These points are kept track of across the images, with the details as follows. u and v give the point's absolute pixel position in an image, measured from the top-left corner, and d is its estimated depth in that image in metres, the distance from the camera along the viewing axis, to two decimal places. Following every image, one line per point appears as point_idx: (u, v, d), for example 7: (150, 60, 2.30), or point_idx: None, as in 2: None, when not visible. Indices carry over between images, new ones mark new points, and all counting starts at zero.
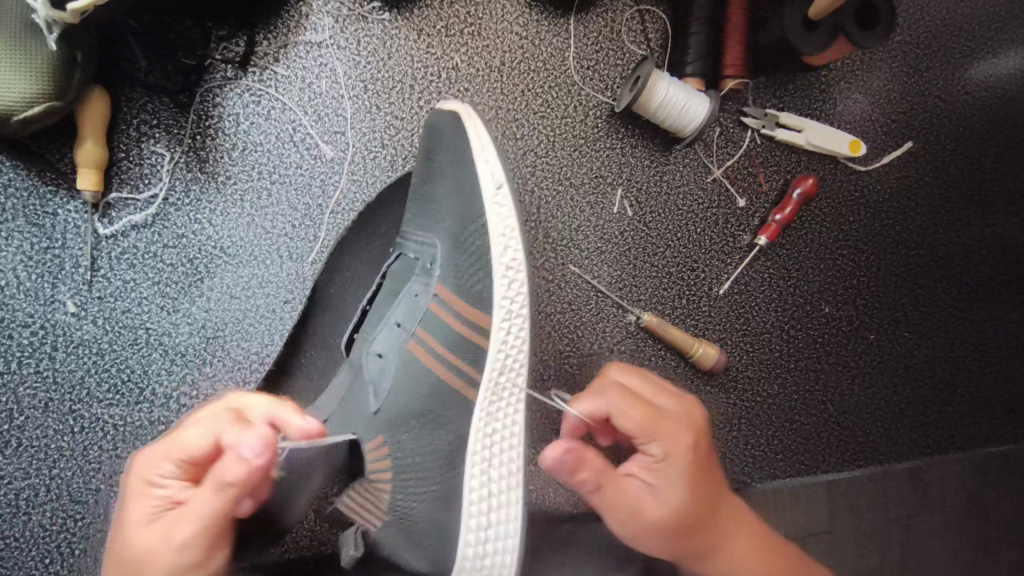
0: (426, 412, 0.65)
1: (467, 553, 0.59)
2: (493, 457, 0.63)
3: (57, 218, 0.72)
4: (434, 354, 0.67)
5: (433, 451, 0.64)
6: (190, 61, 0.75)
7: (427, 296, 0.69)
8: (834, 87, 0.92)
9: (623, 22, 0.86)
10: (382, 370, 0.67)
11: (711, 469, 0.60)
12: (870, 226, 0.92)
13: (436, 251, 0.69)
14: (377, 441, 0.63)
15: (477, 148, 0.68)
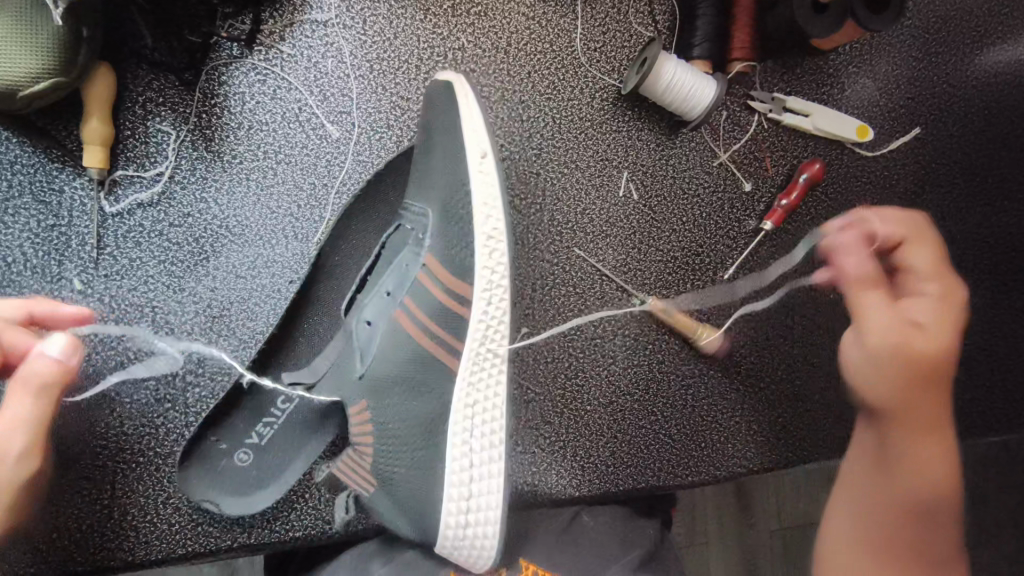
0: (409, 376, 0.67)
1: (448, 527, 0.64)
2: (473, 428, 0.66)
3: (63, 196, 0.73)
4: (422, 320, 0.66)
5: (416, 417, 0.67)
6: (195, 38, 0.74)
7: (416, 263, 0.70)
8: (842, 71, 0.91)
9: (631, 4, 0.86)
10: (371, 336, 0.69)
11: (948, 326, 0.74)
12: (875, 212, 0.92)
13: (427, 220, 0.69)
14: (363, 405, 0.66)
15: (465, 116, 0.68)
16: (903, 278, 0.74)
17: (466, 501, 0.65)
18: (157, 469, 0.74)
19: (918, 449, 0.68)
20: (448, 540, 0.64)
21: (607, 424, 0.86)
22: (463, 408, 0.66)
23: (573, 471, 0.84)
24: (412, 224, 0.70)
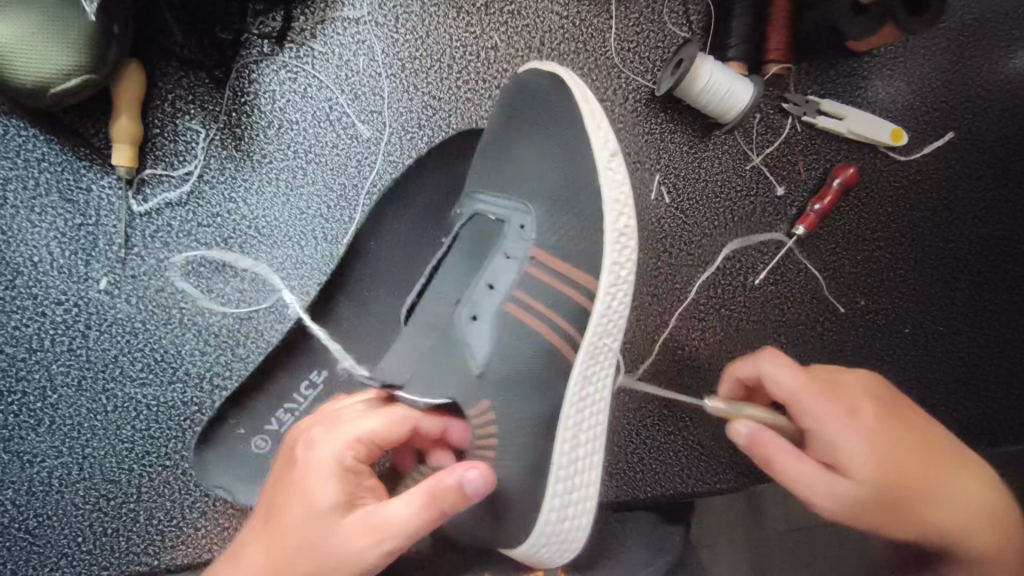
0: (528, 373, 0.65)
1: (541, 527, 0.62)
2: (580, 430, 0.65)
3: (91, 195, 0.71)
4: (531, 313, 0.66)
5: (528, 417, 0.64)
6: (226, 35, 0.73)
7: (520, 258, 0.67)
8: (877, 74, 0.90)
9: (665, 4, 0.84)
10: (471, 332, 0.65)
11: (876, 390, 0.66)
12: (909, 218, 0.90)
13: (529, 215, 0.68)
14: (484, 404, 0.62)
15: (582, 108, 0.68)
16: (844, 372, 0.62)
17: (567, 496, 0.64)
18: (183, 473, 0.73)
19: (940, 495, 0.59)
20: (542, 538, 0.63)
21: (635, 431, 0.85)
22: (575, 399, 0.65)
23: (600, 477, 0.83)
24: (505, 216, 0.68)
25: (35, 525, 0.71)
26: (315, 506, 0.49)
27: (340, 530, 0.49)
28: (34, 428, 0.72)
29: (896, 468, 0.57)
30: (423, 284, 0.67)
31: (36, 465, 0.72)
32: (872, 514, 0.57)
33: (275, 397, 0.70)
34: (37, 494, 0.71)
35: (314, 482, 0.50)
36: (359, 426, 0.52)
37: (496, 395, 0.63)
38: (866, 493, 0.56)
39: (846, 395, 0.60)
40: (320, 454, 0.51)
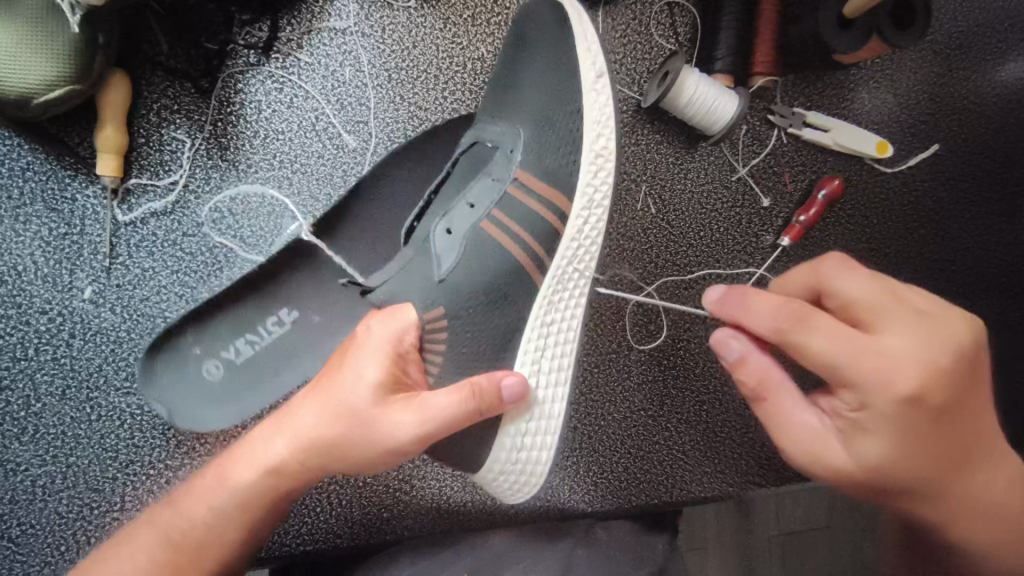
0: (495, 290, 0.66)
1: (505, 441, 0.67)
2: (545, 345, 0.69)
3: (75, 204, 0.71)
4: (509, 236, 0.67)
5: (492, 333, 0.66)
6: (212, 45, 0.73)
7: (504, 179, 0.68)
8: (862, 86, 0.90)
9: (652, 16, 0.85)
10: (450, 248, 0.65)
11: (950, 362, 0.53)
12: (893, 229, 0.91)
13: (519, 139, 0.69)
14: (440, 312, 0.63)
15: (578, 36, 0.71)
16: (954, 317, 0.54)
17: (526, 424, 0.67)
18: (167, 481, 0.73)
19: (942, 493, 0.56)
20: (498, 464, 0.67)
21: (619, 440, 0.85)
22: (538, 328, 0.69)
23: (583, 486, 0.84)
24: (496, 142, 0.70)
25: (19, 533, 0.72)
26: (363, 383, 0.58)
27: (384, 404, 0.58)
28: (17, 437, 0.72)
29: (950, 446, 0.54)
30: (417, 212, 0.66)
31: (20, 473, 0.72)
32: (916, 417, 0.52)
33: (236, 321, 0.71)
34: (21, 503, 0.72)
35: (360, 361, 0.59)
36: (407, 319, 0.61)
37: (455, 309, 0.64)
38: (885, 462, 0.53)
39: (938, 367, 0.51)
40: (375, 338, 0.59)
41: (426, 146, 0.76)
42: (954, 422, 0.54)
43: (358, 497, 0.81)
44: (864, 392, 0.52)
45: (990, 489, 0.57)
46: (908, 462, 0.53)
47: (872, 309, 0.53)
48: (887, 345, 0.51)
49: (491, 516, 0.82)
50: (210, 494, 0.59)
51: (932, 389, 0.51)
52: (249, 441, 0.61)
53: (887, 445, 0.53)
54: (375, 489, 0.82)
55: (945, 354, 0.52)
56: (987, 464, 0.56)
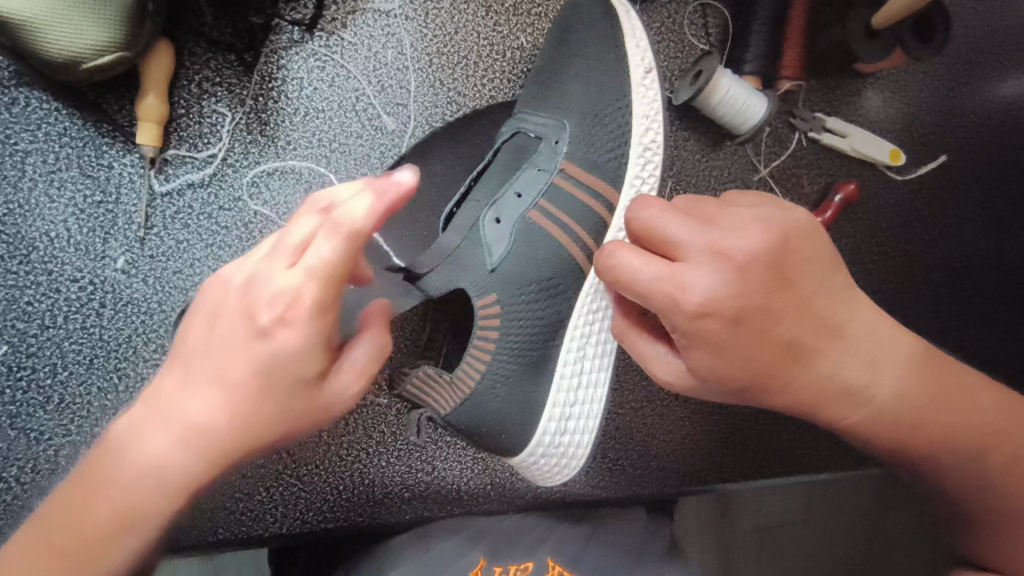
0: (547, 278, 0.68)
1: (550, 425, 0.68)
2: (589, 331, 0.70)
3: (112, 171, 0.71)
4: (557, 224, 0.68)
5: (541, 322, 0.67)
6: (258, 19, 0.72)
7: (549, 170, 0.69)
8: (880, 95, 0.92)
9: (686, 15, 0.87)
10: (499, 235, 0.66)
11: (762, 270, 0.53)
12: (903, 234, 0.93)
13: (564, 130, 0.70)
14: (493, 300, 0.63)
15: (627, 31, 0.72)
16: (758, 224, 0.54)
17: (569, 409, 0.69)
18: None
19: (804, 393, 0.57)
20: (541, 449, 0.68)
21: (636, 429, 0.86)
22: (584, 315, 0.70)
23: (599, 471, 0.85)
24: (540, 133, 0.71)
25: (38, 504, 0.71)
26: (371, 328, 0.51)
27: (303, 354, 0.45)
28: (42, 406, 0.71)
29: (772, 351, 0.54)
30: (459, 198, 0.67)
31: (43, 443, 0.71)
32: (722, 330, 0.52)
33: None
34: (42, 472, 0.71)
35: (277, 294, 0.44)
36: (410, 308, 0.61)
37: (505, 296, 0.65)
38: (719, 373, 0.55)
39: (734, 277, 0.52)
40: (317, 246, 0.43)
41: (463, 133, 0.76)
42: (768, 324, 0.53)
43: (380, 476, 0.82)
44: (678, 314, 0.52)
45: (844, 370, 0.57)
46: (730, 370, 0.55)
47: (671, 239, 0.54)
48: (685, 267, 0.52)
49: (508, 499, 0.84)
50: (108, 479, 0.45)
51: (729, 299, 0.52)
52: (158, 395, 0.47)
53: (710, 358, 0.54)
54: (397, 469, 0.83)
55: (736, 260, 0.52)
56: (825, 358, 0.56)
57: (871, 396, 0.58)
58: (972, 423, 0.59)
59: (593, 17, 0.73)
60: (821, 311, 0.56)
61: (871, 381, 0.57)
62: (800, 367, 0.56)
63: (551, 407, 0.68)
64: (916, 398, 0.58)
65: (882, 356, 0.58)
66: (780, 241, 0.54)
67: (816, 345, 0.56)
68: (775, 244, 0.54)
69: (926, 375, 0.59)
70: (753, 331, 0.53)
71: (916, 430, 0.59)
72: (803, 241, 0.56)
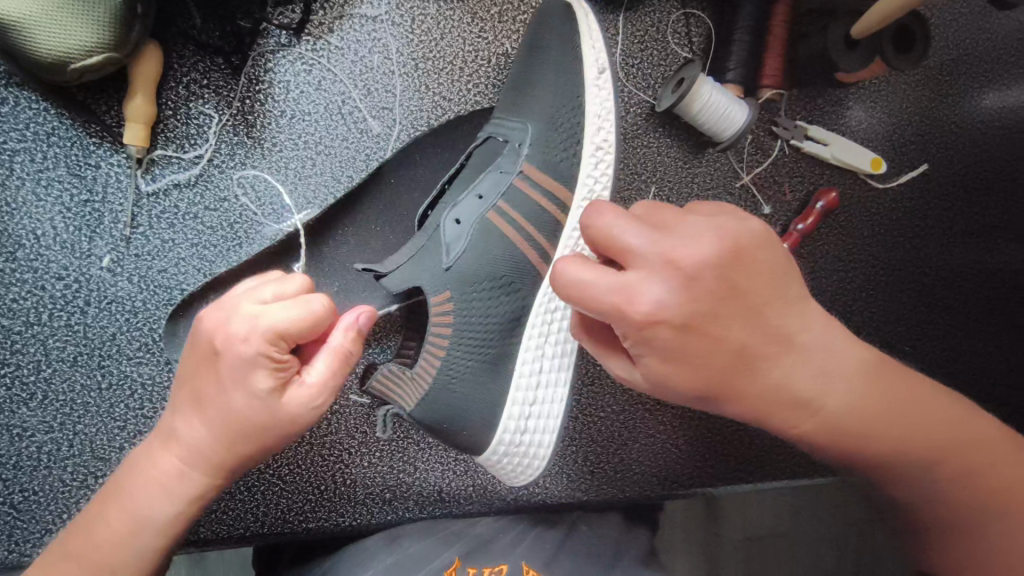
0: (503, 278, 0.68)
1: (510, 424, 0.69)
2: (548, 330, 0.71)
3: (99, 171, 0.72)
4: (517, 224, 0.69)
5: (496, 319, 0.68)
6: (246, 22, 0.74)
7: (511, 171, 0.70)
8: (862, 104, 0.93)
9: (669, 24, 0.89)
10: (458, 234, 0.67)
11: (713, 279, 0.53)
12: (887, 242, 0.94)
13: (527, 132, 0.72)
14: (445, 298, 0.65)
15: (585, 32, 0.74)
16: (711, 231, 0.53)
17: (529, 407, 0.70)
18: None
19: (755, 400, 0.57)
20: (503, 448, 0.69)
21: (616, 433, 0.87)
22: (541, 314, 0.70)
23: (579, 475, 0.86)
24: (507, 136, 0.72)
25: (20, 500, 0.71)
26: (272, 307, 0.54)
27: (254, 367, 0.52)
28: (25, 403, 0.71)
29: (719, 360, 0.54)
30: (429, 201, 0.69)
31: (26, 439, 0.71)
32: (670, 339, 0.53)
33: None
34: (24, 469, 0.71)
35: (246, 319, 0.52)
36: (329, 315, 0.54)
37: (460, 295, 0.66)
38: (670, 378, 0.55)
39: (683, 287, 0.52)
40: (308, 299, 0.53)
41: (446, 137, 0.77)
42: (716, 332, 0.53)
43: (361, 477, 0.82)
44: (629, 322, 0.52)
45: (790, 378, 0.56)
46: (676, 377, 0.55)
47: (620, 247, 0.53)
48: (634, 277, 0.52)
49: (490, 501, 0.84)
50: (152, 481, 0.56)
51: (679, 309, 0.52)
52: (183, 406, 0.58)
53: (661, 365, 0.55)
54: (379, 470, 0.83)
55: (686, 270, 0.52)
56: (776, 365, 0.56)
57: (822, 406, 0.57)
58: (924, 433, 0.59)
59: (576, 24, 0.74)
60: (770, 318, 0.55)
61: (822, 390, 0.57)
62: (749, 376, 0.56)
63: (507, 406, 0.69)
64: (865, 407, 0.58)
65: (835, 362, 0.57)
66: (733, 250, 0.53)
67: (766, 351, 0.55)
68: (728, 253, 0.53)
69: (876, 383, 0.59)
70: (702, 339, 0.53)
71: (869, 438, 0.58)
72: (759, 247, 0.54)
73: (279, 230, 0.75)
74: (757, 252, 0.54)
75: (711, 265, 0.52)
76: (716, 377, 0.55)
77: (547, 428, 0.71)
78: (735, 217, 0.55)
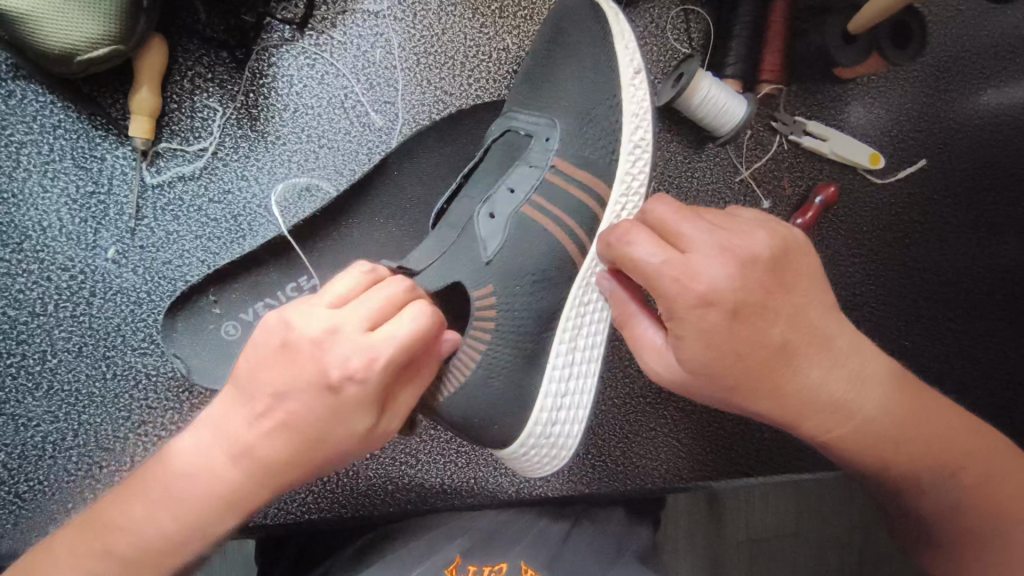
0: (542, 271, 0.69)
1: (542, 416, 0.68)
2: (581, 324, 0.71)
3: (104, 163, 0.73)
4: (550, 218, 0.70)
5: (536, 312, 0.68)
6: (249, 17, 0.74)
7: (542, 166, 0.71)
8: (860, 100, 0.94)
9: (668, 20, 0.90)
10: (494, 229, 0.68)
11: (763, 269, 0.55)
12: (889, 238, 0.94)
13: (554, 128, 0.72)
14: (490, 291, 0.65)
15: (616, 33, 0.73)
16: (758, 229, 0.57)
17: (561, 399, 0.70)
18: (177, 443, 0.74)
19: (787, 401, 0.57)
20: (532, 440, 0.68)
21: (617, 426, 0.87)
22: (575, 306, 0.70)
23: (583, 467, 0.86)
24: (532, 131, 0.73)
25: (25, 490, 0.72)
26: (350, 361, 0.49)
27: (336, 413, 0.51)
28: (31, 393, 0.72)
29: (758, 354, 0.55)
30: (450, 193, 0.70)
31: (31, 429, 0.72)
32: (715, 322, 0.54)
33: (253, 289, 0.72)
34: (29, 458, 0.72)
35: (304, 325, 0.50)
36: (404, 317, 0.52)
37: (503, 289, 0.66)
38: (709, 368, 0.55)
39: (738, 272, 0.54)
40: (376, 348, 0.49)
41: (447, 128, 0.77)
42: (765, 324, 0.55)
43: (363, 468, 0.83)
44: (684, 298, 0.54)
45: (822, 380, 0.57)
46: (714, 367, 0.55)
47: (678, 234, 0.57)
48: (693, 257, 0.55)
49: (492, 493, 0.84)
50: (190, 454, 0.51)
51: (732, 292, 0.54)
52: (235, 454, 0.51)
53: (701, 350, 0.55)
54: (381, 462, 0.83)
55: (742, 257, 0.55)
56: (809, 366, 0.56)
57: (853, 410, 0.57)
58: (945, 442, 0.58)
59: (576, 20, 0.75)
60: (816, 321, 0.57)
61: (856, 394, 0.57)
62: (788, 373, 0.56)
63: (538, 398, 0.68)
64: (898, 416, 0.58)
65: (867, 366, 0.58)
66: (782, 246, 0.57)
67: (802, 351, 0.56)
68: (775, 249, 0.56)
69: (909, 394, 0.59)
70: (746, 328, 0.55)
71: (899, 444, 0.58)
72: (801, 251, 0.58)
73: (282, 222, 0.76)
74: (800, 255, 0.58)
75: (763, 257, 0.55)
76: (753, 372, 0.55)
77: (577, 421, 0.71)
78: (782, 221, 0.59)
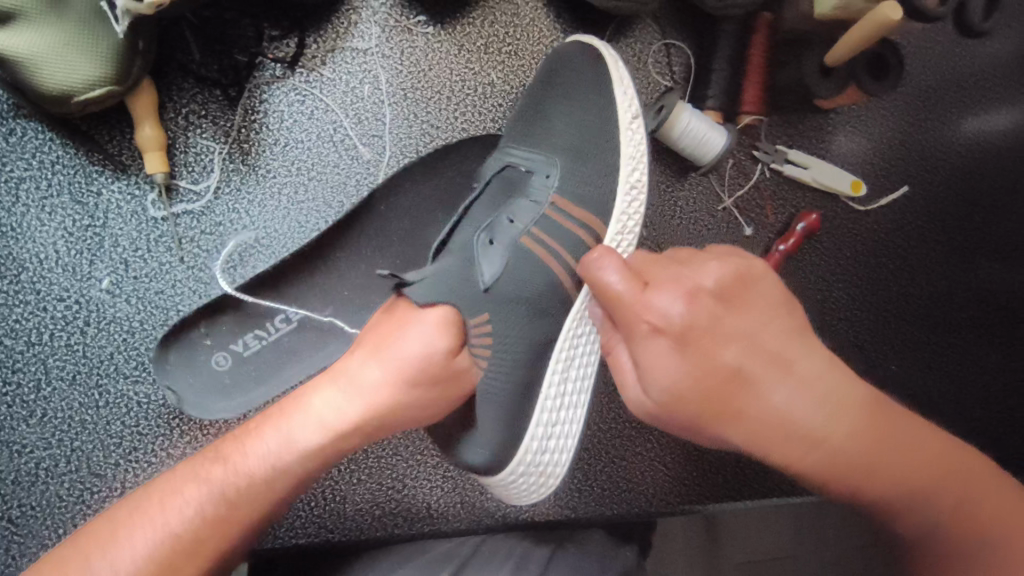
0: (532, 302, 0.70)
1: (532, 445, 0.69)
2: (574, 354, 0.72)
3: (100, 198, 0.76)
4: (547, 252, 0.71)
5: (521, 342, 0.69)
6: (242, 57, 0.78)
7: (543, 202, 0.73)
8: (840, 129, 0.96)
9: (651, 54, 0.92)
10: (489, 255, 0.69)
11: (714, 298, 0.59)
12: (872, 264, 0.95)
13: (554, 167, 0.75)
14: (485, 320, 0.67)
15: (615, 79, 0.76)
16: (717, 260, 0.62)
17: (551, 428, 0.71)
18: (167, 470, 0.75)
19: (755, 425, 0.57)
20: (522, 467, 0.69)
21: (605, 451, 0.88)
22: (570, 337, 0.71)
23: (568, 492, 0.87)
24: (533, 169, 0.75)
25: (18, 515, 0.73)
26: (365, 368, 0.62)
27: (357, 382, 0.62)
28: (25, 420, 0.74)
29: (714, 379, 0.57)
30: (453, 223, 0.72)
31: (25, 456, 0.74)
32: (669, 346, 0.57)
33: (249, 321, 0.75)
34: (22, 484, 0.73)
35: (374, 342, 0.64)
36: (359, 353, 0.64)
37: (499, 317, 0.68)
38: (666, 390, 0.58)
39: (692, 299, 0.58)
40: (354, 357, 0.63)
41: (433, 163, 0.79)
42: (712, 347, 0.57)
43: (351, 493, 0.84)
44: (639, 327, 0.59)
45: (787, 401, 0.56)
46: (672, 390, 0.57)
47: (638, 271, 0.61)
48: (647, 290, 0.59)
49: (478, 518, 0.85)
50: (302, 410, 0.61)
51: (683, 320, 0.57)
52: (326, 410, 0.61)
53: (660, 372, 0.58)
54: (368, 486, 0.85)
55: (693, 286, 0.59)
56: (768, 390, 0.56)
57: (823, 437, 0.56)
58: (913, 476, 0.56)
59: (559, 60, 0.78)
60: (773, 343, 0.58)
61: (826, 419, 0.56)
62: (746, 394, 0.57)
63: (531, 426, 0.69)
64: (867, 439, 0.56)
65: (829, 384, 0.57)
66: (734, 274, 0.60)
67: (760, 375, 0.57)
68: (732, 278, 0.60)
69: (880, 421, 0.57)
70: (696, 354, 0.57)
71: (875, 470, 0.56)
72: (762, 278, 0.61)
73: (273, 253, 0.78)
74: (761, 284, 0.61)
75: (713, 286, 0.59)
76: (718, 393, 0.57)
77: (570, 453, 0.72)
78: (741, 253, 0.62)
